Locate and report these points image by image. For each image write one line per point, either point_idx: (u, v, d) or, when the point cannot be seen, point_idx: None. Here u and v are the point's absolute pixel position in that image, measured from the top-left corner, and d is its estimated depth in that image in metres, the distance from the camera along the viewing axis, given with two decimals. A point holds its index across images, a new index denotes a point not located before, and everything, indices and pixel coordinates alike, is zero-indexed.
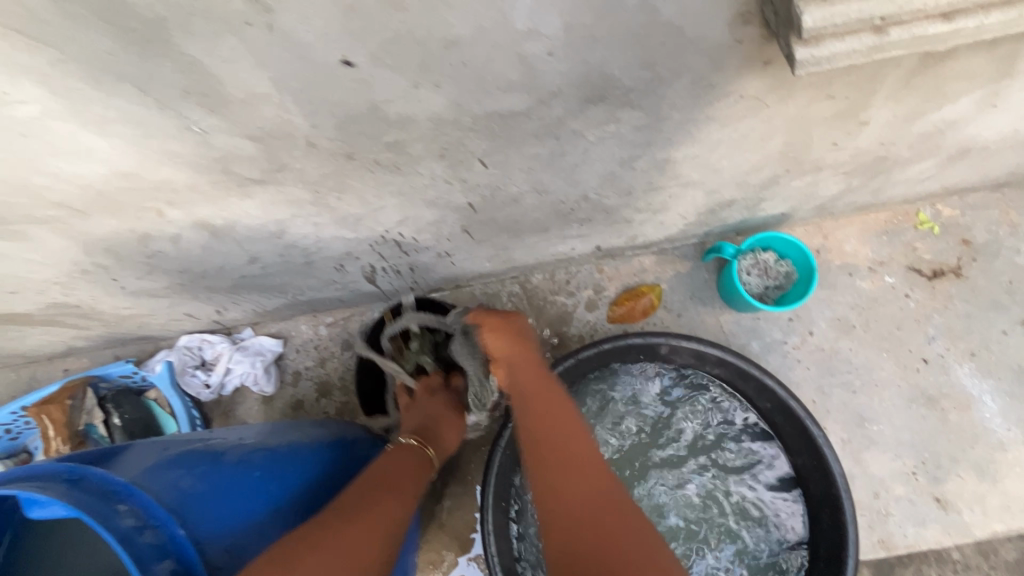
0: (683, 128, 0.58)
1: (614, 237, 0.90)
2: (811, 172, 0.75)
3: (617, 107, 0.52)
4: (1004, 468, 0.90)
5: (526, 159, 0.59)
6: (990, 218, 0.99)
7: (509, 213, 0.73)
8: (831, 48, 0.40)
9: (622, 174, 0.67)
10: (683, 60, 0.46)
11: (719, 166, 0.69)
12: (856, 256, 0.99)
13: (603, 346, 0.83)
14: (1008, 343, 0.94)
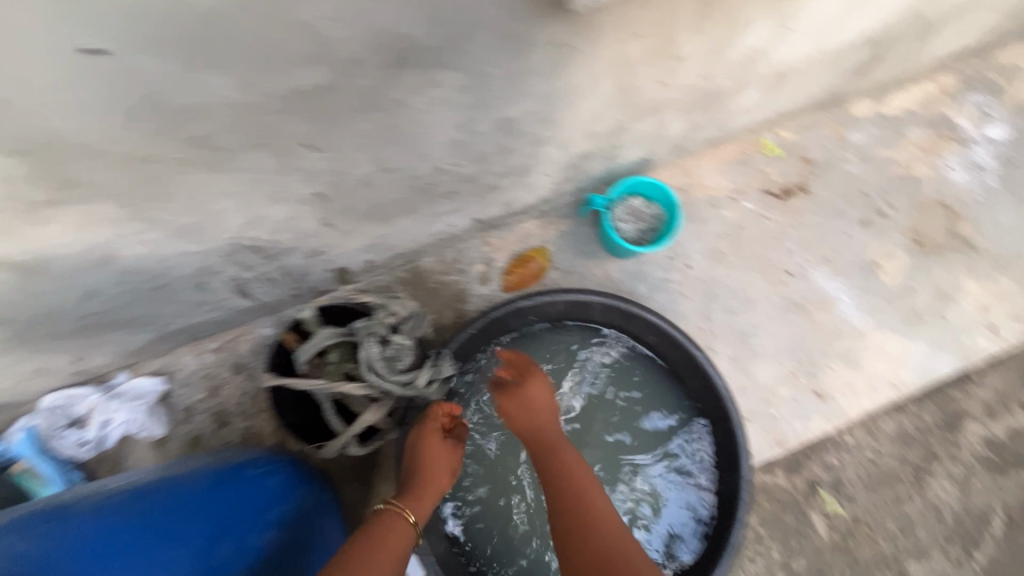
0: (510, 84, 0.58)
1: (488, 206, 0.91)
2: (651, 113, 0.79)
3: (431, 69, 0.51)
4: (866, 353, 1.02)
5: (357, 136, 0.57)
6: (822, 135, 1.09)
7: (368, 197, 0.71)
8: None
9: (469, 140, 0.66)
10: (477, 11, 0.47)
11: (561, 120, 0.71)
12: (717, 188, 1.07)
13: (492, 312, 0.85)
14: (853, 243, 1.05)
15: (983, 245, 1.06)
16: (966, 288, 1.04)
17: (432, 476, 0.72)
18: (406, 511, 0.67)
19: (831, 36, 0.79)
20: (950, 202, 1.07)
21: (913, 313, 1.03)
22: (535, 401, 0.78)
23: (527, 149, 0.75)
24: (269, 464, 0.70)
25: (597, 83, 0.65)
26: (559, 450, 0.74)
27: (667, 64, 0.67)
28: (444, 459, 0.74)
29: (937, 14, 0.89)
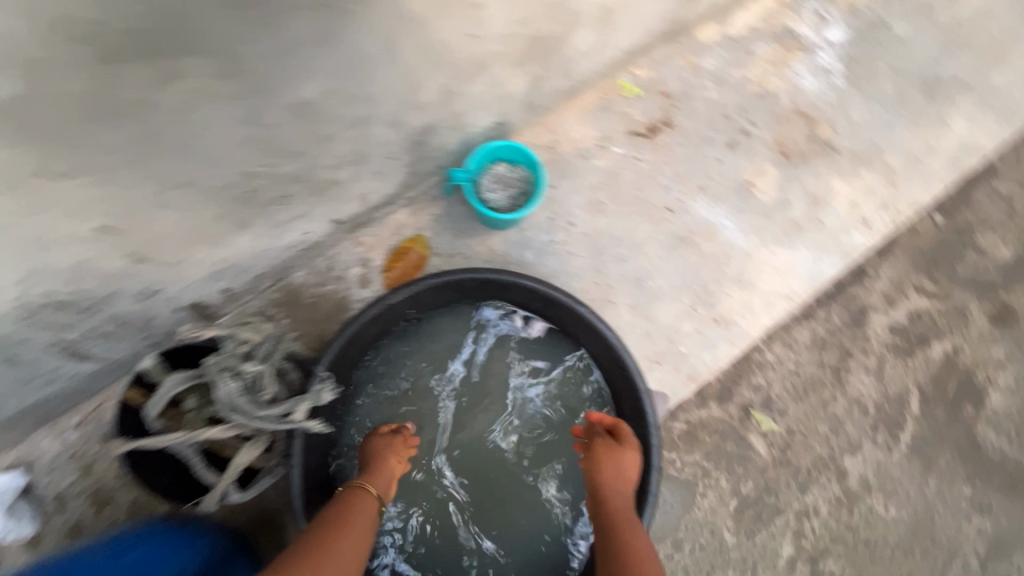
0: (280, 64, 0.57)
1: (342, 204, 0.85)
2: (475, 69, 0.75)
3: (157, 57, 0.50)
4: (756, 271, 1.02)
5: (111, 148, 0.56)
6: (676, 66, 1.09)
7: (176, 215, 0.68)
8: None
9: (265, 133, 0.65)
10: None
11: (362, 90, 0.67)
12: (584, 139, 1.05)
13: (356, 317, 0.80)
14: (725, 167, 1.06)
15: (843, 145, 1.09)
16: (836, 189, 1.07)
17: (387, 463, 0.90)
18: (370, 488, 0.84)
19: None
20: (806, 109, 1.10)
21: (793, 223, 1.05)
22: (624, 457, 0.88)
23: (344, 130, 0.71)
24: (140, 535, 0.84)
25: (376, 41, 0.61)
26: (629, 519, 0.82)
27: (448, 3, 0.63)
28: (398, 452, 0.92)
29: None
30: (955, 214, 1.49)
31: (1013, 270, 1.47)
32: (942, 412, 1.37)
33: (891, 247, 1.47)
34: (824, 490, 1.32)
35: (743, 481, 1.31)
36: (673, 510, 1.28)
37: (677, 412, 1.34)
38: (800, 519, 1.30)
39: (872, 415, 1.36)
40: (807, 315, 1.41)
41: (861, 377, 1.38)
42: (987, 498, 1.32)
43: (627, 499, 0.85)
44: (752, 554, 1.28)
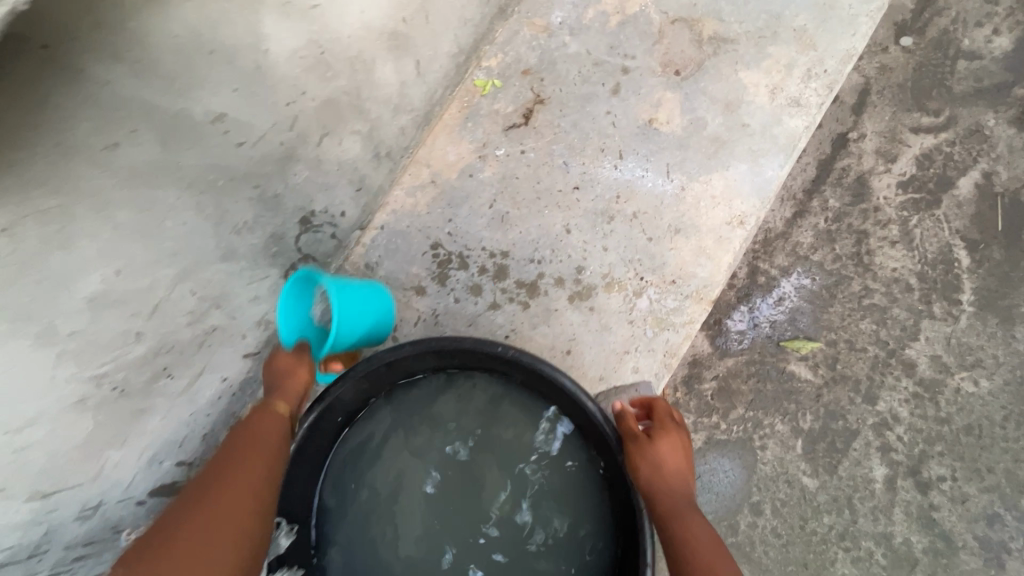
0: (87, 272, 0.53)
1: (232, 343, 0.80)
2: (237, 178, 0.64)
3: (74, 344, 0.56)
4: (695, 210, 0.90)
5: (64, 416, 0.60)
6: (525, 37, 0.99)
7: (108, 438, 0.69)
8: (111, 237, 0.53)
9: (154, 347, 0.67)
10: (79, 310, 0.55)
11: (150, 255, 0.59)
12: (463, 158, 0.97)
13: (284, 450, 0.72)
14: (618, 116, 0.95)
15: (738, 30, 0.95)
16: (748, 82, 0.93)
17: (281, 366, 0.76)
18: (275, 407, 0.71)
19: None
20: (682, 13, 0.96)
21: (714, 141, 0.92)
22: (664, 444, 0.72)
23: (165, 293, 0.63)
24: None
25: (129, 215, 0.53)
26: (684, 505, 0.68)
27: (157, 152, 0.53)
28: (291, 362, 0.77)
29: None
30: (926, 28, 1.27)
31: (1020, 57, 1.24)
32: (1000, 250, 1.17)
33: (867, 96, 1.27)
34: (896, 390, 1.15)
35: (800, 416, 1.17)
36: (736, 476, 1.16)
37: (699, 373, 1.22)
38: (881, 432, 1.14)
39: (919, 289, 1.18)
40: (800, 213, 1.25)
41: (890, 252, 1.20)
42: None
43: (682, 488, 0.69)
44: (843, 490, 1.13)
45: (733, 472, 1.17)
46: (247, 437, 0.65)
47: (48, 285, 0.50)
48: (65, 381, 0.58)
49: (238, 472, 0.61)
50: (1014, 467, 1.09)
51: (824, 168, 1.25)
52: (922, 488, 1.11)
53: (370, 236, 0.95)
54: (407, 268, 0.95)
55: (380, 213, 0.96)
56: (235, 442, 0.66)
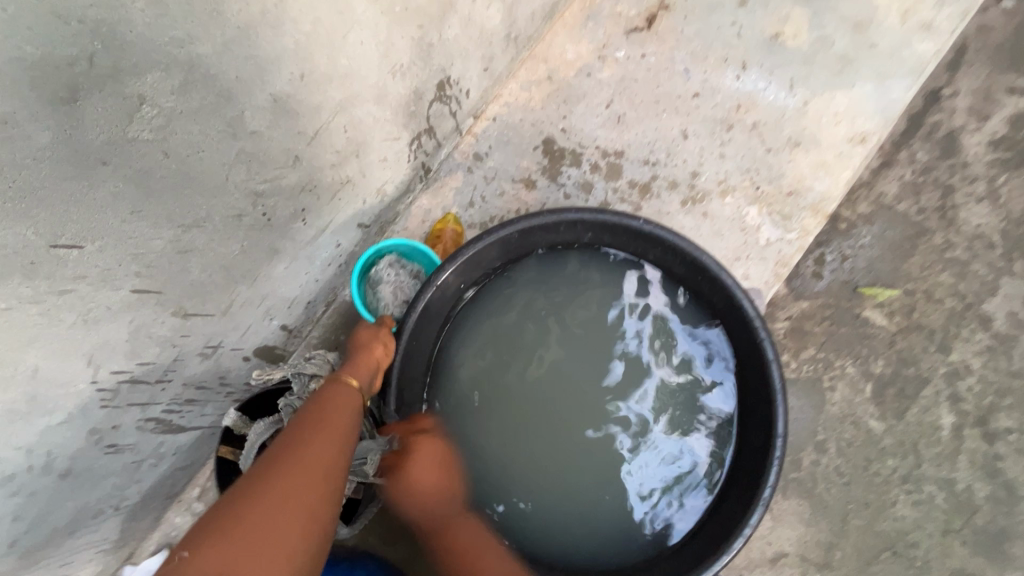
0: (279, 59, 0.54)
1: (354, 207, 0.80)
2: (408, 10, 0.63)
3: (252, 145, 0.57)
4: (816, 125, 0.90)
5: (226, 224, 0.61)
6: None
7: (244, 271, 0.69)
8: (305, 29, 0.54)
9: (303, 181, 0.67)
10: (265, 106, 0.56)
11: (330, 68, 0.59)
12: (581, 57, 0.95)
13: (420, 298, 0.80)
14: (743, 27, 0.93)
15: None
16: (879, 3, 0.92)
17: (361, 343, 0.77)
18: (347, 377, 0.71)
19: None
20: None
21: (841, 59, 0.91)
22: (417, 454, 0.80)
23: (327, 119, 0.64)
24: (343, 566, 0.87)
25: (326, 9, 0.55)
26: (449, 527, 0.79)
27: None
28: (371, 337, 0.78)
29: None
30: None
31: None
32: None
33: (965, 53, 1.26)
34: (970, 343, 1.16)
35: (872, 361, 1.17)
36: (803, 415, 1.17)
37: (773, 313, 1.21)
38: (952, 381, 1.15)
39: (1001, 247, 1.18)
40: (887, 163, 1.24)
41: (975, 209, 1.20)
42: None
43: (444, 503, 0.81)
44: (910, 435, 1.14)
45: (801, 411, 1.17)
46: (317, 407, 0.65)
47: (247, 61, 0.52)
48: (234, 188, 0.59)
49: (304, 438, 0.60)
50: None
51: (916, 121, 1.24)
52: (988, 438, 1.12)
53: (482, 125, 0.94)
54: (517, 161, 0.94)
55: (492, 105, 0.95)
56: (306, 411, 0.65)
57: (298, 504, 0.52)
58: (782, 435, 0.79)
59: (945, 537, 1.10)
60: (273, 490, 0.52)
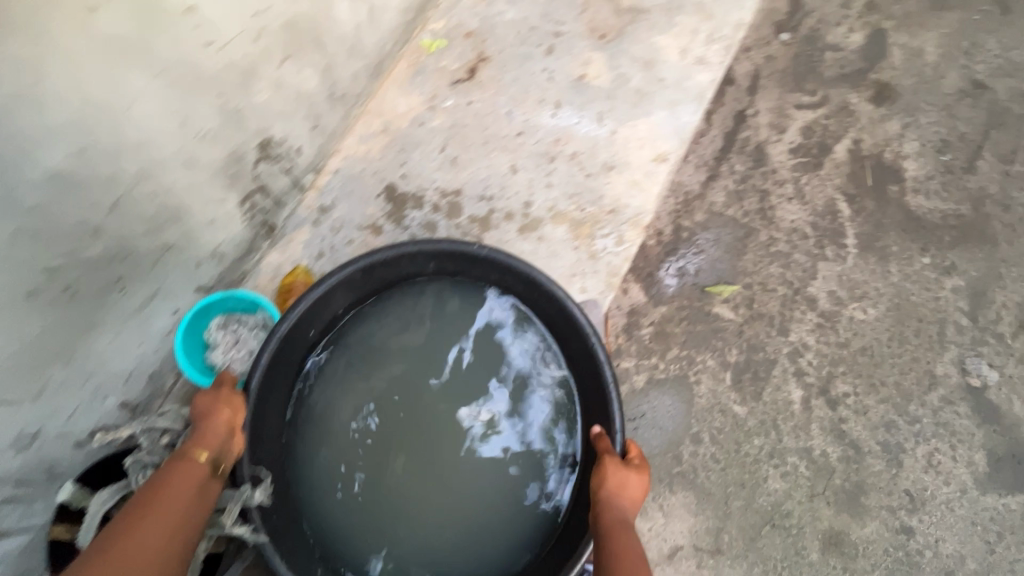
0: (54, 139, 0.57)
1: (185, 270, 0.81)
2: (200, 81, 0.67)
3: (38, 222, 0.58)
4: (626, 150, 1.02)
5: (20, 304, 0.61)
6: (466, 7, 1.09)
7: (53, 349, 0.67)
8: (78, 109, 0.57)
9: (109, 252, 0.67)
10: (44, 184, 0.58)
11: (118, 143, 0.62)
12: (413, 109, 1.03)
13: (263, 351, 0.81)
14: (552, 72, 1.06)
15: (648, 4, 1.10)
16: (662, 44, 1.08)
17: (216, 409, 0.78)
18: (200, 452, 0.74)
19: None
20: None
21: (637, 92, 1.05)
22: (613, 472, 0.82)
23: (126, 189, 0.66)
24: None
25: (101, 91, 0.58)
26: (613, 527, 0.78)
27: (128, 30, 0.58)
28: (227, 399, 0.79)
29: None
30: (799, 26, 1.53)
31: (872, 49, 1.50)
32: (872, 201, 1.39)
33: (758, 80, 1.49)
34: (803, 323, 1.31)
35: (727, 351, 1.29)
36: (677, 410, 1.26)
37: (638, 320, 1.31)
38: (795, 359, 1.29)
39: (813, 236, 1.37)
40: (713, 176, 1.41)
41: (788, 207, 1.39)
42: (948, 257, 1.34)
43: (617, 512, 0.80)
44: (768, 413, 1.26)
45: (674, 407, 1.26)
46: (162, 489, 0.68)
47: (16, 144, 0.54)
48: (20, 266, 0.59)
49: (142, 525, 0.63)
50: (903, 379, 1.27)
51: (730, 139, 1.44)
52: (832, 404, 1.26)
53: (324, 179, 0.98)
54: (362, 209, 0.98)
55: (332, 159, 0.99)
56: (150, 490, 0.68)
57: None
58: (621, 428, 0.86)
59: (812, 501, 1.20)
60: None
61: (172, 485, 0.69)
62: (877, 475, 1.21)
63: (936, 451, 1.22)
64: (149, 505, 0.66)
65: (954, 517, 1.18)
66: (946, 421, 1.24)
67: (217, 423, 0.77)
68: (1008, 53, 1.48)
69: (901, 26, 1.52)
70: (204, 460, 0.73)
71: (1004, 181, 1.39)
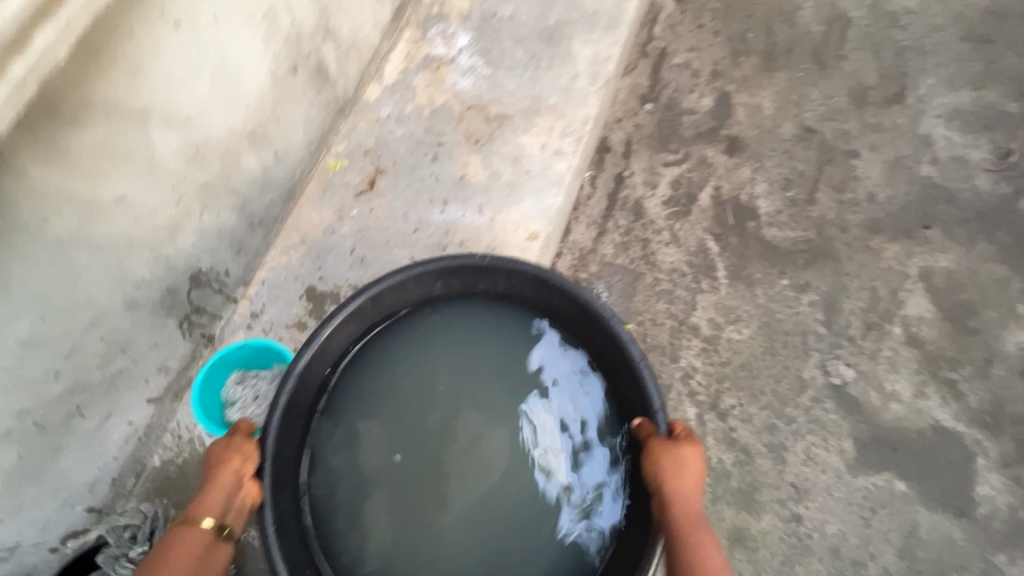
0: (23, 315, 0.73)
1: (136, 387, 0.97)
2: (134, 244, 0.86)
3: (12, 378, 0.75)
4: (504, 234, 1.25)
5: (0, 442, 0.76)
6: (363, 128, 1.31)
7: (27, 472, 0.82)
8: (39, 290, 0.74)
9: (69, 386, 0.83)
10: (16, 350, 0.74)
11: (70, 305, 0.79)
12: (324, 220, 1.24)
13: (280, 393, 0.96)
14: (438, 175, 1.28)
15: (511, 110, 1.35)
16: (525, 142, 1.32)
17: (221, 468, 0.91)
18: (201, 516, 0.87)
19: (240, 96, 0.96)
20: (473, 101, 1.35)
21: (509, 184, 1.28)
22: (668, 461, 0.93)
23: (79, 337, 0.82)
24: None
25: (54, 274, 0.75)
26: (677, 508, 0.91)
27: (73, 226, 0.75)
28: (227, 460, 0.91)
29: (328, 4, 1.10)
30: (659, 97, 1.82)
31: (721, 109, 1.79)
32: (736, 237, 1.64)
33: (631, 146, 1.76)
34: (691, 349, 1.53)
35: None
36: None
37: None
38: (687, 381, 1.50)
39: (690, 273, 1.61)
40: (602, 232, 1.65)
41: (667, 251, 1.63)
42: (802, 277, 1.59)
43: (680, 496, 0.92)
44: None
45: None
46: (173, 552, 0.83)
47: None
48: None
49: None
50: (778, 386, 1.49)
51: (612, 198, 1.69)
52: (722, 417, 1.46)
53: (253, 289, 1.17)
54: (288, 310, 1.17)
55: (259, 271, 1.18)
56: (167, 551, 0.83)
57: None
58: (660, 407, 0.98)
59: (715, 504, 1.39)
60: None
61: (181, 549, 0.84)
62: (767, 473, 1.41)
63: (812, 445, 1.42)
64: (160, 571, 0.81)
65: (834, 500, 1.39)
66: (817, 417, 1.45)
67: (219, 484, 0.90)
68: (830, 101, 1.79)
69: (741, 88, 1.82)
70: (205, 524, 0.86)
71: (839, 208, 1.66)
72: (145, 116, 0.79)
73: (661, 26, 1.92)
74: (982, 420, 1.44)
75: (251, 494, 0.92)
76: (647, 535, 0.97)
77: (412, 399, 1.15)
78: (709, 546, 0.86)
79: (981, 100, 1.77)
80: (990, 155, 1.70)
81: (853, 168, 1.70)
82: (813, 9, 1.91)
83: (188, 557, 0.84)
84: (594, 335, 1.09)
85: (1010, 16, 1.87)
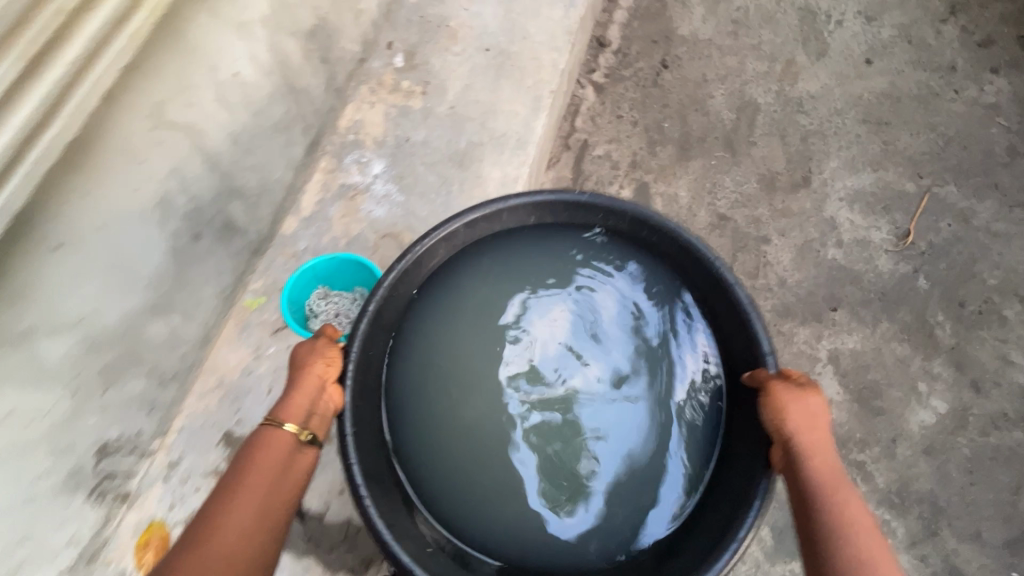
0: None
1: (44, 565, 1.00)
2: (30, 446, 0.89)
3: None
4: None
5: None
6: (280, 264, 1.36)
7: None
8: None
9: None
10: None
11: None
12: (242, 359, 1.28)
13: (371, 301, 1.02)
14: None
15: None
16: None
17: (306, 371, 0.96)
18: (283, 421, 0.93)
19: (133, 284, 1.00)
20: (387, 230, 1.41)
21: None
22: (798, 412, 0.91)
23: None
24: None
25: None
26: (812, 458, 0.88)
27: None
28: (312, 364, 0.97)
29: (231, 169, 1.15)
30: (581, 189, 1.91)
31: (640, 199, 1.89)
32: None
33: None
34: None
35: None
36: None
37: None
38: None
39: None
40: None
41: None
42: None
43: (812, 445, 0.90)
44: None
45: None
46: (259, 453, 0.89)
47: None
48: None
49: (247, 483, 0.85)
50: None
51: None
52: None
53: (171, 438, 1.21)
54: (205, 458, 1.20)
55: (178, 418, 1.22)
56: (256, 450, 0.89)
57: (233, 542, 0.80)
58: (770, 354, 0.99)
59: None
60: (220, 535, 0.80)
61: (268, 448, 0.89)
62: None
63: None
64: (251, 465, 0.87)
65: None
66: None
67: (303, 386, 0.95)
68: (742, 187, 1.89)
69: (659, 177, 1.91)
70: (290, 427, 0.92)
71: (751, 294, 1.76)
72: (27, 336, 0.83)
73: (583, 118, 2.02)
74: (889, 500, 1.53)
75: (333, 398, 0.98)
76: (752, 478, 0.96)
77: (497, 335, 1.12)
78: (852, 497, 0.85)
79: (879, 181, 1.89)
80: (890, 236, 1.81)
81: (765, 253, 1.80)
82: (723, 96, 2.03)
83: (278, 452, 0.89)
84: (693, 279, 1.13)
85: (903, 98, 2.01)
